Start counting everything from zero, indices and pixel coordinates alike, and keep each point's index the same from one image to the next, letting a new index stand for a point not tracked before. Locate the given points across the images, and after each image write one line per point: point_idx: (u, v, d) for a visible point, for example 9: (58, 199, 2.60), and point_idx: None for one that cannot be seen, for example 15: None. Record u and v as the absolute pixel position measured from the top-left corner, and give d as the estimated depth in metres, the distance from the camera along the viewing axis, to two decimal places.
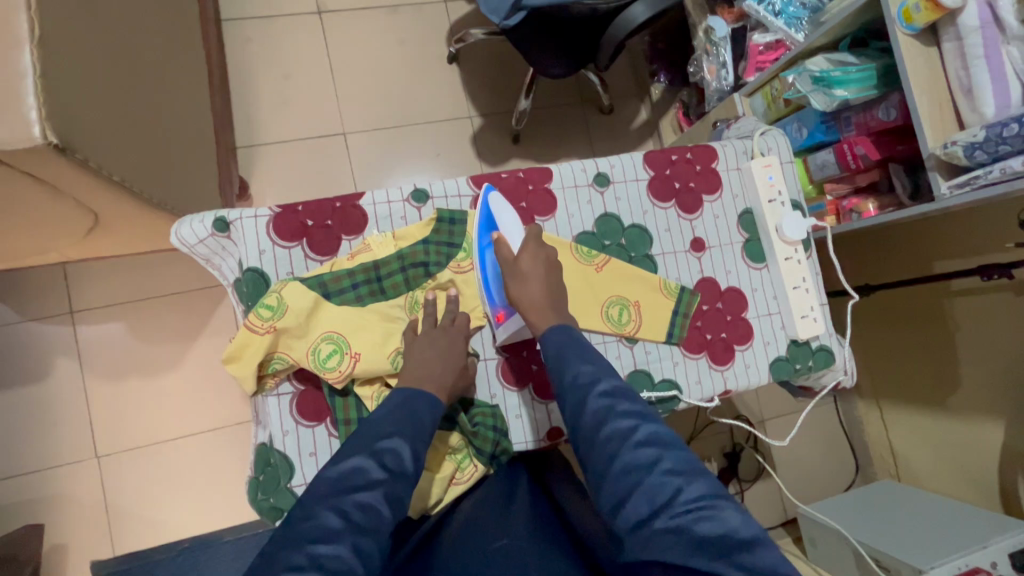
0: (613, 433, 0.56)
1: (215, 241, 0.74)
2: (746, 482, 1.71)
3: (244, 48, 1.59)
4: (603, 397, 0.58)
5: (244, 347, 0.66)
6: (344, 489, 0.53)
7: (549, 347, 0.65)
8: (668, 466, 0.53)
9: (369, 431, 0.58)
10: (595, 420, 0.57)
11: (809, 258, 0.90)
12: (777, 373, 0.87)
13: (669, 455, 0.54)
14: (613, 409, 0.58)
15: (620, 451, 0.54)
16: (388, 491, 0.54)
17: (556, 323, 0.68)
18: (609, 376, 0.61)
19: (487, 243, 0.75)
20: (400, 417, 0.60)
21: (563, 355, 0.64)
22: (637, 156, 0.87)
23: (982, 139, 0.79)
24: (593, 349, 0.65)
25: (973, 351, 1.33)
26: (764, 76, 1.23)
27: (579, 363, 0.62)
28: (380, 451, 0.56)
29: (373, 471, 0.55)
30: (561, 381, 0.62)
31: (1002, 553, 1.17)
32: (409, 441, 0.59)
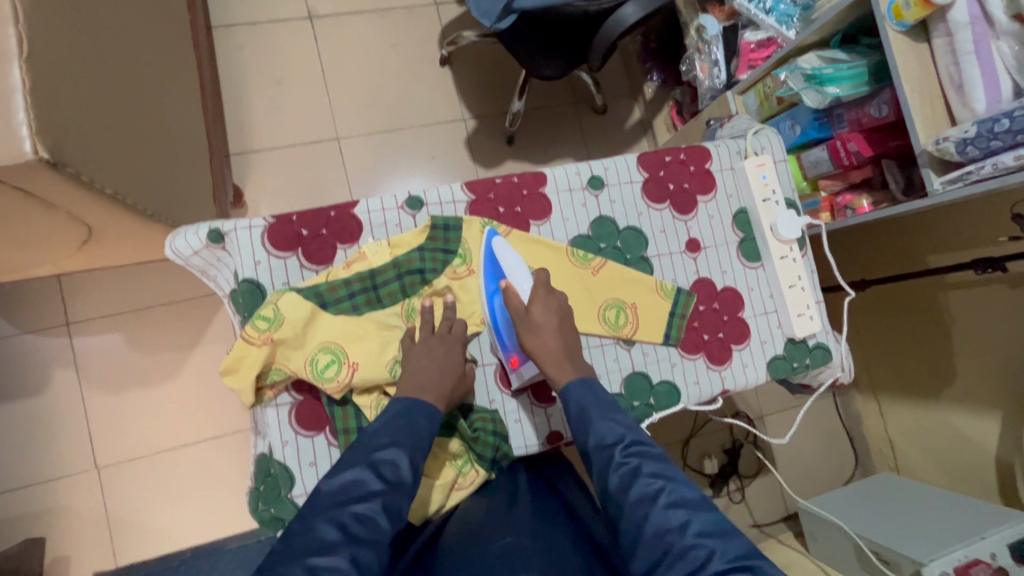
0: (642, 495, 0.58)
1: (210, 252, 0.74)
2: (746, 478, 1.72)
3: (236, 55, 1.59)
4: (629, 459, 0.61)
5: (242, 359, 0.66)
6: (343, 501, 0.53)
7: (573, 405, 0.68)
8: (698, 529, 0.56)
9: (367, 443, 0.59)
10: (623, 482, 0.60)
11: (804, 256, 0.90)
12: (774, 371, 0.87)
13: (698, 517, 0.56)
14: (640, 470, 0.60)
15: (650, 513, 0.57)
16: (386, 503, 0.55)
17: (574, 377, 0.70)
18: (633, 437, 0.64)
19: (495, 291, 0.76)
20: (398, 428, 0.61)
21: (587, 415, 0.66)
22: (631, 158, 0.87)
23: (973, 135, 0.79)
24: (616, 405, 0.68)
25: (969, 343, 1.34)
26: (756, 73, 1.23)
27: (603, 422, 0.65)
28: (378, 462, 0.57)
29: (371, 482, 0.55)
30: (586, 441, 0.65)
31: (1001, 544, 1.18)
32: (407, 451, 0.59)
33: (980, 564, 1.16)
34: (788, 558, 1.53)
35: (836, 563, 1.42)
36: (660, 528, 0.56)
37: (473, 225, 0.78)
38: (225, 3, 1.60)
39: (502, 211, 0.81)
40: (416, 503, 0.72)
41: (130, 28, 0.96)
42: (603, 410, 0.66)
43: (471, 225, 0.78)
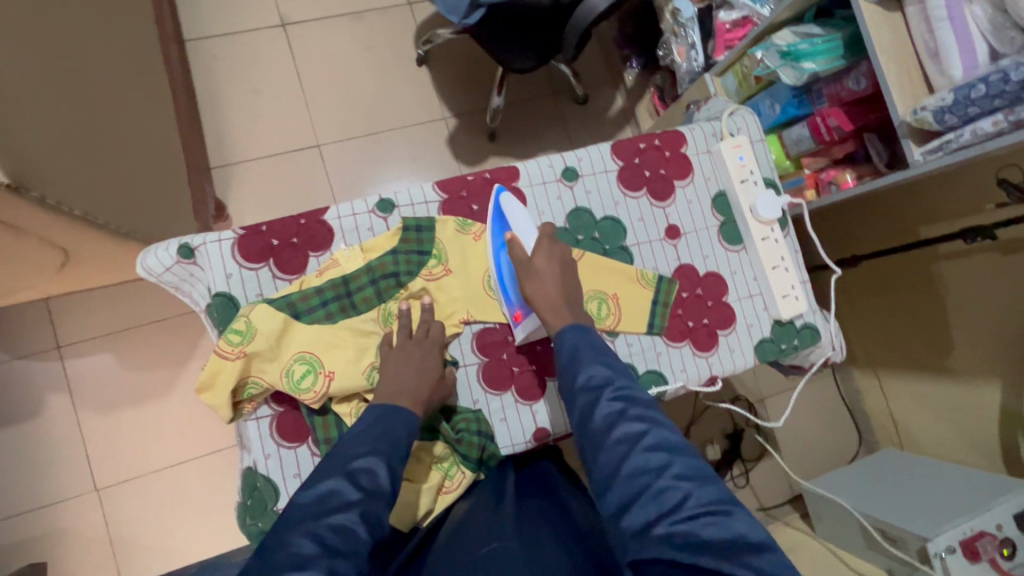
0: (624, 436, 0.58)
1: (181, 268, 0.73)
2: (750, 462, 1.71)
3: (210, 67, 1.58)
4: (615, 401, 0.60)
5: (217, 374, 0.65)
6: (319, 512, 0.52)
7: (564, 347, 0.67)
8: (677, 471, 0.55)
9: (343, 453, 0.58)
10: (606, 421, 0.59)
11: (787, 236, 0.88)
12: (763, 355, 0.86)
13: (678, 460, 0.56)
14: (625, 412, 0.60)
15: (630, 453, 0.56)
16: (365, 511, 0.53)
17: (571, 323, 0.69)
18: (621, 380, 0.63)
19: (502, 244, 0.77)
20: (375, 436, 0.60)
21: (577, 357, 0.66)
22: (604, 147, 0.86)
23: (950, 102, 0.78)
24: (606, 350, 0.67)
25: (965, 314, 1.32)
26: (733, 54, 1.21)
27: (593, 364, 0.64)
28: (356, 471, 0.56)
29: (348, 493, 0.54)
30: (573, 382, 0.64)
31: (1006, 515, 1.16)
32: (385, 458, 0.58)
33: (986, 536, 1.14)
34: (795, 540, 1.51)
35: (843, 542, 1.41)
36: (639, 468, 0.55)
37: (446, 226, 0.77)
38: (197, 16, 1.58)
39: (475, 208, 0.80)
40: (403, 510, 0.70)
41: (92, 46, 0.95)
42: (594, 353, 0.65)
43: (445, 225, 0.77)
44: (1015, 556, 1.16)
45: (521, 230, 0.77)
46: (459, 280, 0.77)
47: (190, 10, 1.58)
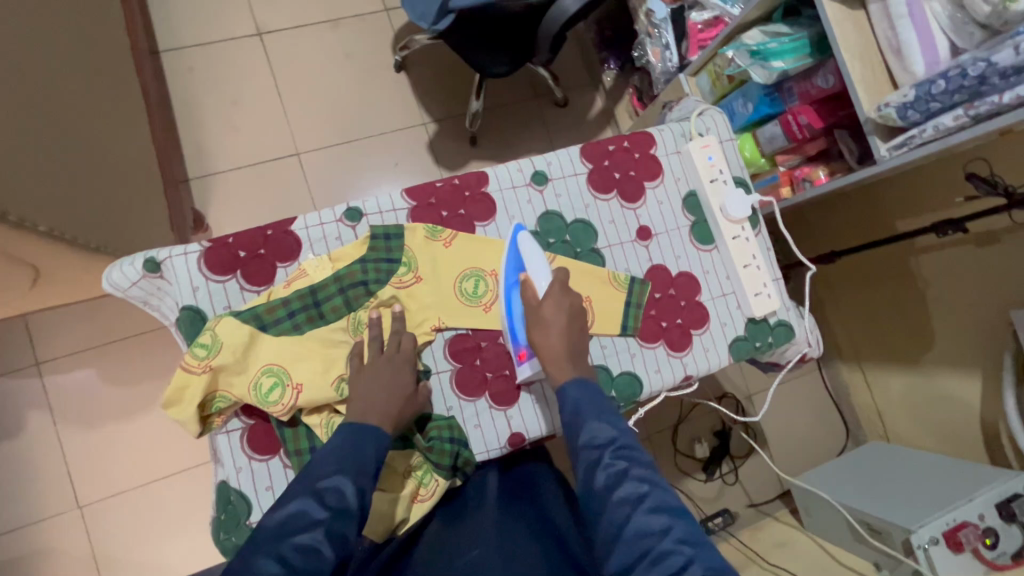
0: (626, 497, 0.58)
1: (147, 282, 0.73)
2: (738, 459, 1.71)
3: (186, 77, 1.57)
4: (618, 460, 0.61)
5: (183, 390, 0.65)
6: (285, 533, 0.52)
7: (567, 402, 0.68)
8: (678, 534, 0.55)
9: (311, 472, 0.58)
10: (608, 481, 0.60)
11: (758, 235, 0.89)
12: (737, 353, 0.86)
13: (680, 523, 0.56)
14: (627, 471, 0.60)
15: (631, 515, 0.56)
16: (330, 530, 0.54)
17: (574, 375, 0.70)
18: (624, 439, 0.63)
19: (514, 283, 0.76)
20: (342, 453, 0.60)
21: (580, 413, 0.66)
22: (573, 150, 0.86)
23: (912, 99, 0.78)
24: (609, 407, 0.68)
25: (944, 306, 1.34)
26: (705, 53, 1.22)
27: (596, 422, 0.65)
28: (323, 490, 0.56)
29: (314, 512, 0.54)
30: (576, 441, 0.65)
31: (988, 505, 1.17)
32: (352, 475, 0.58)
33: (968, 527, 1.15)
34: (785, 536, 1.52)
35: (830, 536, 1.41)
36: (641, 530, 0.55)
37: (415, 233, 0.77)
38: (171, 27, 1.58)
39: (445, 214, 0.80)
40: (379, 521, 0.71)
41: (54, 59, 0.94)
42: (596, 409, 0.66)
43: (414, 233, 0.77)
44: (998, 545, 1.17)
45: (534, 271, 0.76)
46: (430, 286, 0.77)
47: (164, 21, 1.57)
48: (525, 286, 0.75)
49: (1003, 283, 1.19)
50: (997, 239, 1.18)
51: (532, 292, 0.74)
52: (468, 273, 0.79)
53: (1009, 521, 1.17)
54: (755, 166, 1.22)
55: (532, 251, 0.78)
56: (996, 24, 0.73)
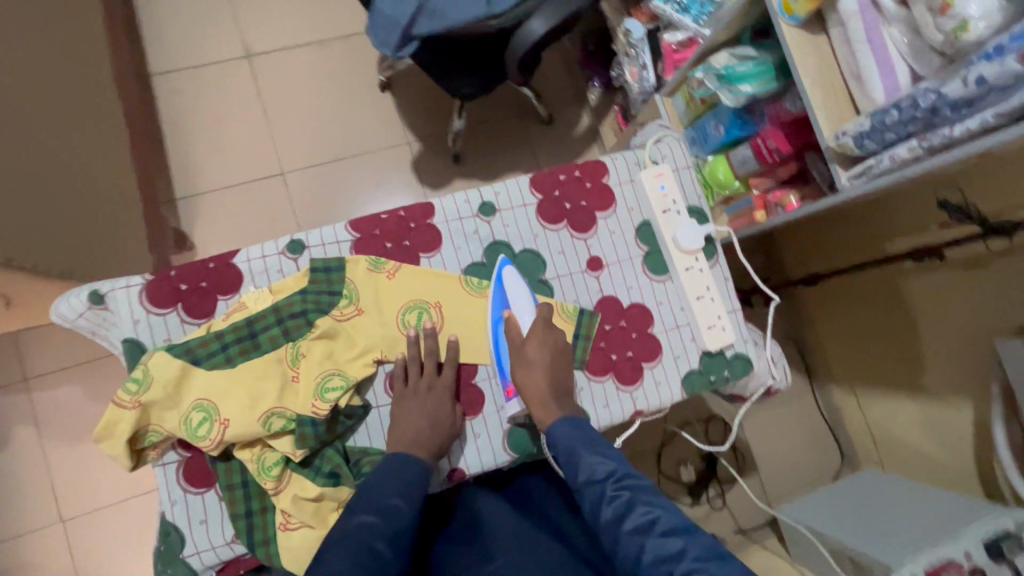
0: (636, 526, 0.60)
1: (93, 313, 0.74)
2: (726, 483, 1.66)
3: (175, 100, 1.61)
4: (620, 492, 0.63)
5: (113, 425, 0.65)
6: (359, 542, 0.61)
7: (559, 444, 0.70)
8: (694, 554, 0.56)
9: (375, 491, 0.66)
10: (615, 514, 0.62)
11: (714, 266, 0.87)
12: (690, 387, 0.83)
13: (694, 544, 0.57)
14: (632, 500, 0.62)
15: (646, 544, 0.58)
16: (392, 540, 0.63)
17: (561, 416, 0.71)
18: (623, 470, 0.66)
19: (499, 318, 0.78)
20: (395, 481, 0.67)
21: (574, 450, 0.68)
22: (523, 180, 0.85)
23: (868, 128, 0.76)
24: (600, 438, 0.70)
25: (933, 332, 1.28)
26: (678, 74, 1.20)
27: (590, 457, 0.67)
28: (384, 507, 0.65)
29: (377, 524, 0.63)
30: (578, 479, 0.67)
31: (976, 543, 1.10)
32: (406, 497, 0.67)
33: (952, 565, 1.08)
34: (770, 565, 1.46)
35: (815, 569, 1.34)
36: (659, 557, 0.57)
37: (358, 265, 0.77)
38: (162, 50, 1.62)
39: (389, 246, 0.80)
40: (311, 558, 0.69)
41: (12, 90, 0.96)
42: (588, 444, 0.68)
43: (356, 265, 0.77)
44: None
45: (517, 307, 0.77)
46: (371, 320, 0.76)
47: (154, 45, 1.62)
48: (509, 323, 0.76)
49: (990, 310, 1.14)
50: (985, 264, 1.13)
51: (515, 328, 0.76)
52: (412, 305, 0.78)
53: (999, 561, 1.09)
54: (729, 189, 1.19)
55: (517, 288, 0.79)
56: (950, 52, 0.70)
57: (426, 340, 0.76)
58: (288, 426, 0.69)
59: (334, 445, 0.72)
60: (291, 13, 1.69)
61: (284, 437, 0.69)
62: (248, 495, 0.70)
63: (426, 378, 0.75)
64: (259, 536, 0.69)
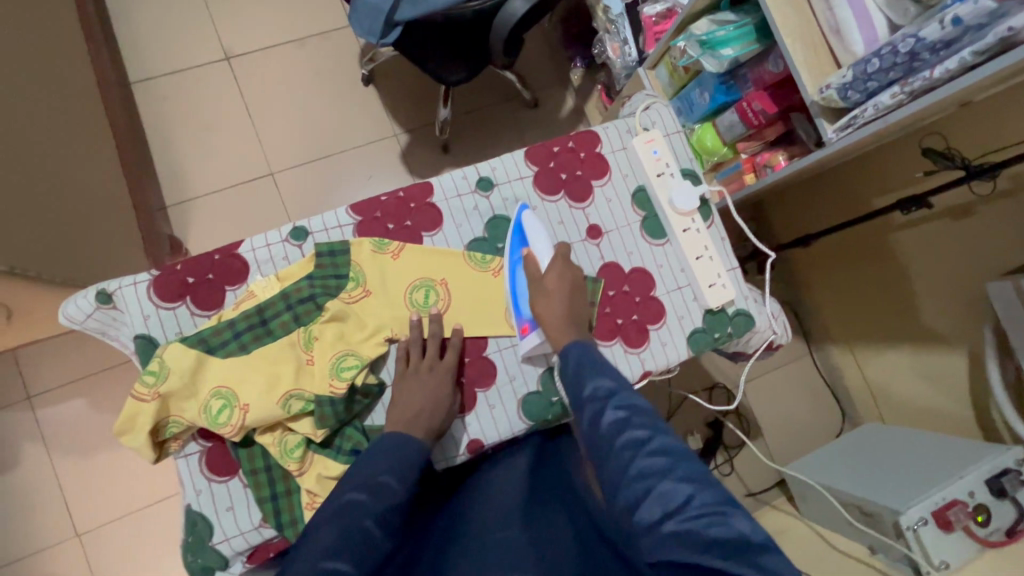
0: (629, 441, 0.59)
1: (103, 313, 0.74)
2: (733, 450, 1.68)
3: (159, 107, 1.60)
4: (620, 409, 0.63)
5: (134, 418, 0.66)
6: (343, 515, 0.59)
7: (569, 360, 0.70)
8: (681, 474, 0.55)
9: (365, 471, 0.64)
10: (611, 427, 0.61)
11: (711, 226, 0.89)
12: (695, 346, 0.85)
13: (682, 464, 0.56)
14: (630, 419, 0.62)
15: (635, 457, 0.58)
16: (381, 517, 0.60)
17: (576, 338, 0.73)
18: (625, 392, 0.65)
19: (518, 259, 0.80)
20: (388, 457, 0.66)
21: (583, 369, 0.69)
22: (518, 154, 0.86)
23: (851, 79, 0.78)
24: (610, 366, 0.70)
25: (925, 284, 1.32)
26: (659, 46, 1.21)
27: (598, 375, 0.67)
28: (374, 483, 0.63)
29: (366, 500, 0.61)
30: (581, 393, 0.67)
31: (979, 482, 1.14)
32: (397, 474, 0.64)
33: (957, 505, 1.12)
34: (782, 524, 1.49)
35: (827, 522, 1.38)
36: (645, 470, 0.56)
37: (362, 247, 0.78)
38: (141, 58, 1.61)
39: (391, 227, 0.81)
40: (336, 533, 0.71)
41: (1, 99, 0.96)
42: (597, 365, 0.68)
43: (360, 247, 0.78)
44: (990, 521, 1.13)
45: (536, 246, 0.80)
46: (380, 300, 0.77)
47: (133, 54, 1.60)
48: (529, 260, 0.78)
49: (979, 255, 1.18)
50: (972, 211, 1.18)
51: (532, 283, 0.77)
52: (419, 283, 0.79)
53: (1000, 497, 1.14)
54: (717, 155, 1.21)
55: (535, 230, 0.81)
56: None
57: (429, 324, 0.77)
58: (307, 407, 0.70)
59: (353, 423, 0.73)
60: (270, 13, 1.68)
61: (305, 419, 0.70)
62: (273, 478, 0.71)
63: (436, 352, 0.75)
64: (287, 517, 0.71)
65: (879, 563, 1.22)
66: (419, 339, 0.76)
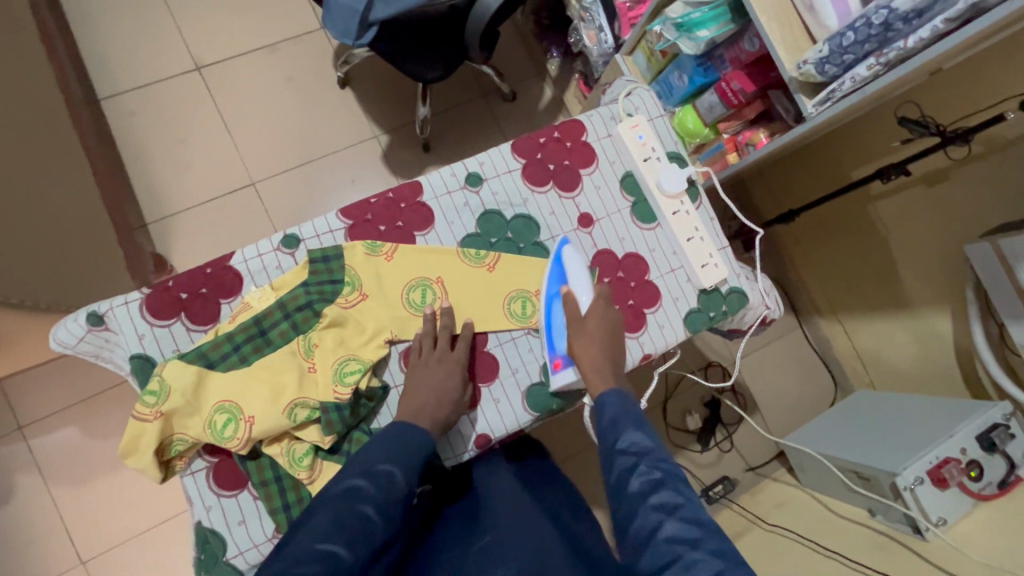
0: (659, 506, 0.59)
1: (94, 336, 0.72)
2: (731, 426, 1.70)
3: (130, 122, 1.56)
4: (653, 469, 0.62)
5: (138, 438, 0.65)
6: (343, 501, 0.62)
7: (605, 410, 0.69)
8: (710, 548, 0.55)
9: (367, 456, 0.66)
10: (642, 488, 0.60)
11: (699, 207, 0.90)
12: (692, 326, 0.87)
13: (713, 538, 0.56)
14: (662, 481, 0.61)
15: (664, 523, 0.57)
16: (378, 507, 0.63)
17: (613, 387, 0.71)
18: (660, 452, 0.64)
19: (557, 293, 0.80)
20: (391, 447, 0.67)
21: (618, 421, 0.67)
22: (504, 147, 0.86)
23: (827, 53, 0.78)
24: (645, 419, 0.68)
25: (906, 251, 1.35)
26: (636, 32, 1.22)
27: (634, 430, 0.66)
28: (375, 472, 0.65)
29: (366, 489, 0.63)
30: (613, 445, 0.65)
31: (969, 438, 1.17)
32: (400, 464, 0.66)
33: (950, 462, 1.16)
34: (784, 494, 1.52)
35: (826, 489, 1.42)
36: (673, 538, 0.56)
37: (355, 251, 0.78)
38: (108, 74, 1.57)
39: (383, 229, 0.80)
40: None
41: None
42: (634, 420, 0.67)
43: (353, 251, 0.78)
44: (982, 476, 1.17)
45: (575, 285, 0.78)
46: (377, 302, 0.77)
47: (99, 69, 1.56)
48: (569, 299, 0.77)
49: (957, 218, 1.22)
50: (945, 177, 1.22)
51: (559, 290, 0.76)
52: (415, 282, 0.79)
53: (990, 451, 1.17)
54: (699, 137, 1.22)
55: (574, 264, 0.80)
56: None
57: (442, 316, 0.77)
58: (313, 414, 0.69)
59: (360, 427, 0.74)
60: (237, 19, 1.64)
61: (310, 427, 0.70)
62: (283, 488, 0.70)
63: (436, 350, 0.75)
64: None
65: (879, 525, 1.26)
66: (432, 333, 0.76)
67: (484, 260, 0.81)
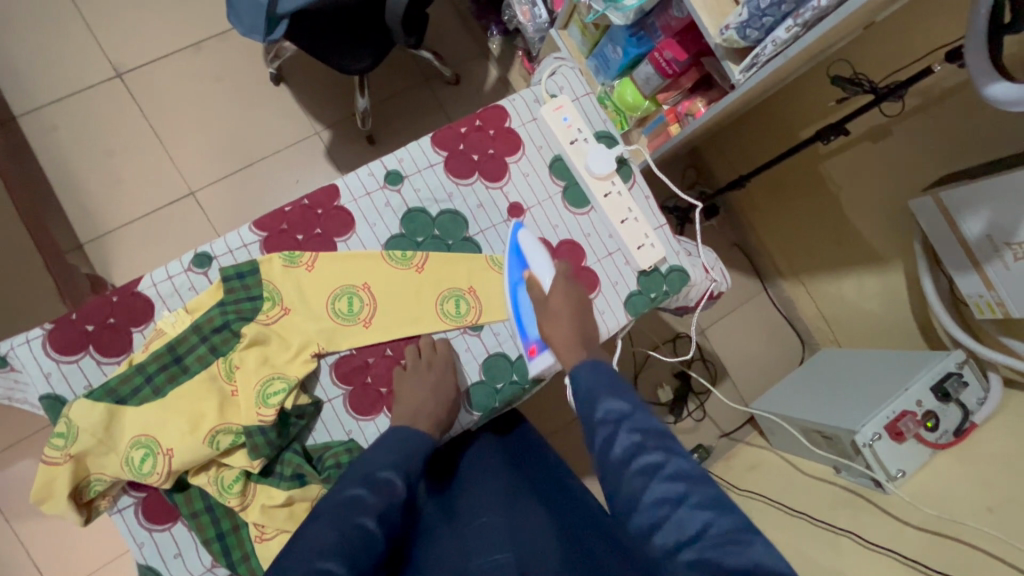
0: (643, 468, 0.59)
1: (2, 378, 0.69)
2: (703, 395, 1.68)
3: (54, 139, 1.48)
4: (633, 433, 0.62)
5: (50, 484, 0.63)
6: (347, 513, 0.60)
7: (579, 383, 0.69)
8: (696, 501, 0.55)
9: (365, 467, 0.66)
10: (625, 453, 0.61)
11: (632, 187, 0.88)
12: (633, 309, 0.84)
13: (700, 491, 0.56)
14: (643, 443, 0.61)
15: (650, 484, 0.58)
16: (381, 516, 0.62)
17: (584, 359, 0.72)
18: (638, 414, 0.65)
19: (519, 279, 0.80)
20: (394, 449, 0.69)
21: (593, 391, 0.68)
22: (424, 141, 0.83)
23: (747, 17, 0.76)
24: (620, 383, 0.69)
25: (857, 206, 1.34)
26: (566, 6, 1.18)
27: (608, 398, 0.66)
28: (376, 479, 0.65)
29: (367, 497, 0.63)
30: (592, 415, 0.66)
31: (924, 390, 1.17)
32: (402, 470, 0.67)
33: (907, 415, 1.15)
34: (755, 459, 1.53)
35: (794, 450, 1.43)
36: (658, 498, 0.56)
37: (272, 263, 0.74)
38: (23, 87, 1.48)
39: (301, 238, 0.77)
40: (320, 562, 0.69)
41: None
42: (607, 387, 0.67)
43: (270, 264, 0.74)
44: (939, 425, 1.18)
45: (538, 268, 0.79)
46: (301, 316, 0.74)
47: (13, 84, 1.47)
48: (531, 283, 0.78)
49: (903, 173, 1.21)
50: (888, 132, 1.21)
51: (540, 288, 0.78)
52: (341, 291, 0.75)
53: (946, 401, 1.17)
54: (640, 110, 1.17)
55: (534, 249, 0.80)
56: None
57: (374, 327, 0.76)
58: (238, 439, 0.68)
59: (292, 447, 0.71)
60: (157, 20, 1.55)
61: (238, 451, 0.68)
62: (216, 517, 0.69)
63: (423, 357, 0.75)
64: (237, 553, 0.69)
65: (843, 480, 1.27)
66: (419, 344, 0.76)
67: (409, 260, 0.78)
